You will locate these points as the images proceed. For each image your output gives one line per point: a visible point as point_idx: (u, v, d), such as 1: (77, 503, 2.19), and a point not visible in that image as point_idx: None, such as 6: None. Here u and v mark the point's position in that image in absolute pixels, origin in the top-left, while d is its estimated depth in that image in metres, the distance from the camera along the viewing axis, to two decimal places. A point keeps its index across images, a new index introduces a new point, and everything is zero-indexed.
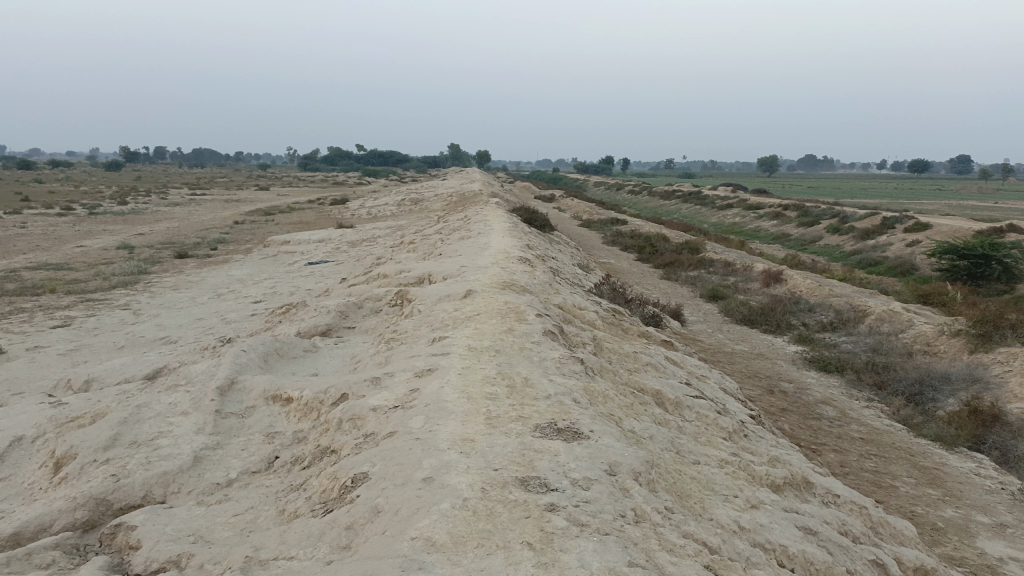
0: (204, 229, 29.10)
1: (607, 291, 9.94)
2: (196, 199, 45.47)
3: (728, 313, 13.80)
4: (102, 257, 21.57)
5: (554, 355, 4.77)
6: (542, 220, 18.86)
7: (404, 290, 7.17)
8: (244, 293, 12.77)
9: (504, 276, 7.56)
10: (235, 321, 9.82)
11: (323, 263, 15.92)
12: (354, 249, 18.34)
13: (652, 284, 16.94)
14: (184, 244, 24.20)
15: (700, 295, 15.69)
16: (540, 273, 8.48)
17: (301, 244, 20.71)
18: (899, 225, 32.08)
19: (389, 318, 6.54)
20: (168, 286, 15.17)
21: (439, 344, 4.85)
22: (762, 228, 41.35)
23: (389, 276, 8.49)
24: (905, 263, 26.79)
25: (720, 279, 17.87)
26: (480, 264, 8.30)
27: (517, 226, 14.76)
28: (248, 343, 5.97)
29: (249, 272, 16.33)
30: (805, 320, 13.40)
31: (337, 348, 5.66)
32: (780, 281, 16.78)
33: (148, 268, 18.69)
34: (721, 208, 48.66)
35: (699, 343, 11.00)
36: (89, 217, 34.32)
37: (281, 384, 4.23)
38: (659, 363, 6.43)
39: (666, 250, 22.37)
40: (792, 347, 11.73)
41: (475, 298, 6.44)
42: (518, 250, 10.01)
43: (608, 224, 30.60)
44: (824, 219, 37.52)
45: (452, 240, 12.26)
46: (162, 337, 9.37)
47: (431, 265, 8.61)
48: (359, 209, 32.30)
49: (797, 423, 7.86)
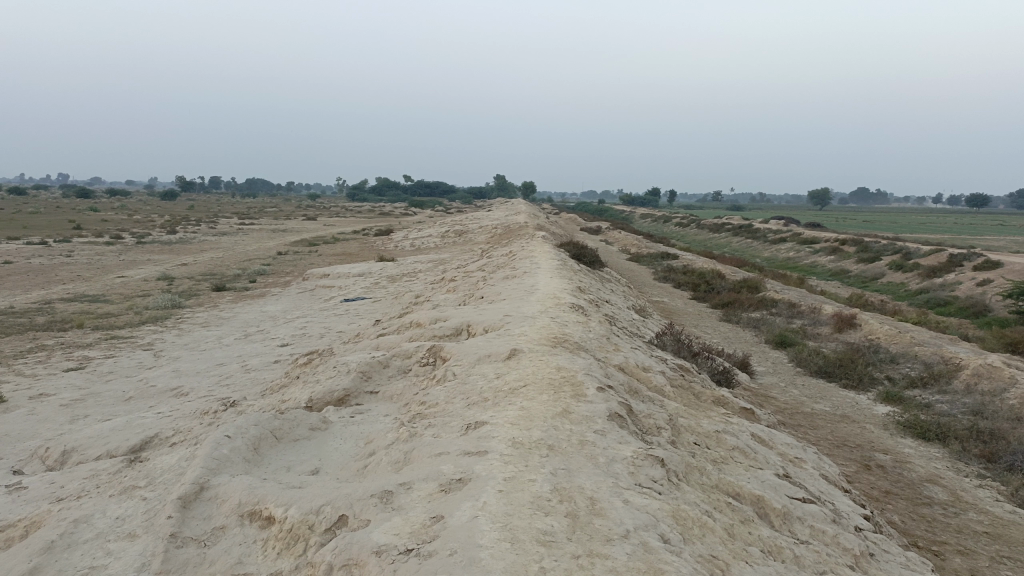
0: (246, 259, 28.70)
1: (670, 341, 8.76)
2: (244, 228, 45.56)
3: (801, 363, 12.43)
4: (140, 288, 21.13)
5: (624, 453, 3.62)
6: (592, 256, 17.80)
7: (438, 346, 6.13)
8: (271, 334, 11.87)
9: (554, 329, 6.49)
10: (254, 369, 8.89)
11: (359, 300, 15.07)
12: (392, 284, 17.47)
13: (710, 327, 15.67)
14: (223, 276, 23.70)
15: (766, 340, 14.38)
16: (595, 324, 7.35)
17: (339, 278, 19.96)
18: (968, 263, 30.17)
19: (418, 383, 5.49)
20: (197, 323, 14.44)
21: (477, 431, 3.76)
22: (819, 263, 39.67)
23: (423, 324, 7.46)
24: (978, 305, 24.99)
25: (785, 322, 16.53)
26: (526, 312, 7.21)
27: (567, 264, 13.72)
28: (247, 416, 4.96)
29: (283, 309, 15.57)
30: (889, 374, 11.99)
31: (353, 425, 4.62)
32: (853, 327, 15.36)
33: (184, 301, 18.12)
34: (774, 241, 47.04)
35: (774, 401, 9.71)
36: (137, 245, 34.36)
37: (262, 493, 3.19)
38: (747, 446, 5.22)
39: (723, 288, 21.03)
40: (880, 407, 10.31)
41: (521, 359, 5.36)
42: (570, 294, 8.94)
43: (659, 259, 29.39)
44: (885, 254, 35.68)
45: (496, 280, 11.21)
46: (174, 388, 8.47)
47: (470, 312, 7.55)
48: (401, 241, 31.61)
49: (907, 512, 6.51)
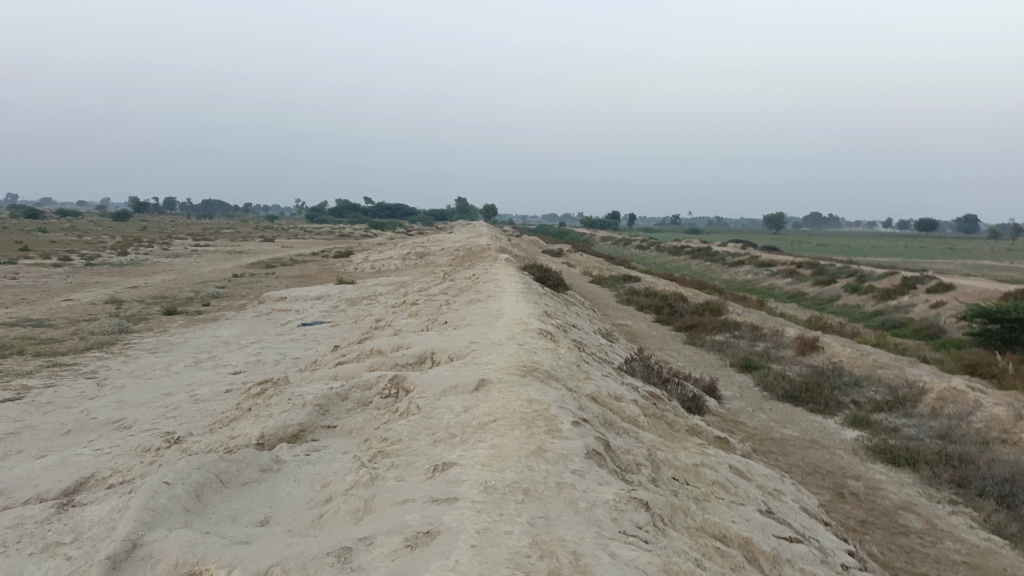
0: (200, 282, 27.91)
1: (639, 367, 8.52)
2: (200, 250, 44.50)
3: (767, 387, 12.31)
4: (88, 312, 20.30)
5: (605, 496, 3.33)
6: (556, 278, 17.60)
7: (400, 376, 5.79)
8: (224, 361, 11.35)
9: (523, 357, 6.20)
10: (205, 400, 8.41)
11: (318, 324, 14.60)
12: (352, 308, 17.03)
13: (676, 350, 15.54)
14: (176, 299, 22.95)
15: (731, 363, 14.29)
16: (565, 351, 7.08)
17: (297, 301, 19.42)
18: (921, 285, 30.75)
19: (380, 417, 5.15)
20: (146, 349, 13.81)
21: (444, 473, 3.44)
22: (776, 285, 40.13)
23: (384, 351, 7.11)
24: (932, 327, 25.40)
25: (749, 345, 16.49)
26: (493, 339, 6.92)
27: (531, 287, 13.47)
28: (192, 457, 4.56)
29: (238, 333, 15.01)
30: (855, 397, 11.92)
31: (309, 466, 4.25)
32: (816, 349, 15.36)
33: (133, 325, 17.41)
34: (733, 264, 47.57)
35: (743, 428, 9.53)
36: (86, 267, 33.27)
37: (203, 551, 2.83)
38: (727, 481, 4.96)
39: (686, 311, 20.98)
40: (848, 432, 10.20)
41: (490, 391, 5.05)
42: (537, 320, 8.66)
43: (621, 281, 29.36)
44: (841, 277, 36.24)
45: (460, 304, 10.89)
46: (116, 421, 7.93)
47: (434, 339, 7.22)
48: (361, 263, 31.10)
49: (885, 544, 6.32)
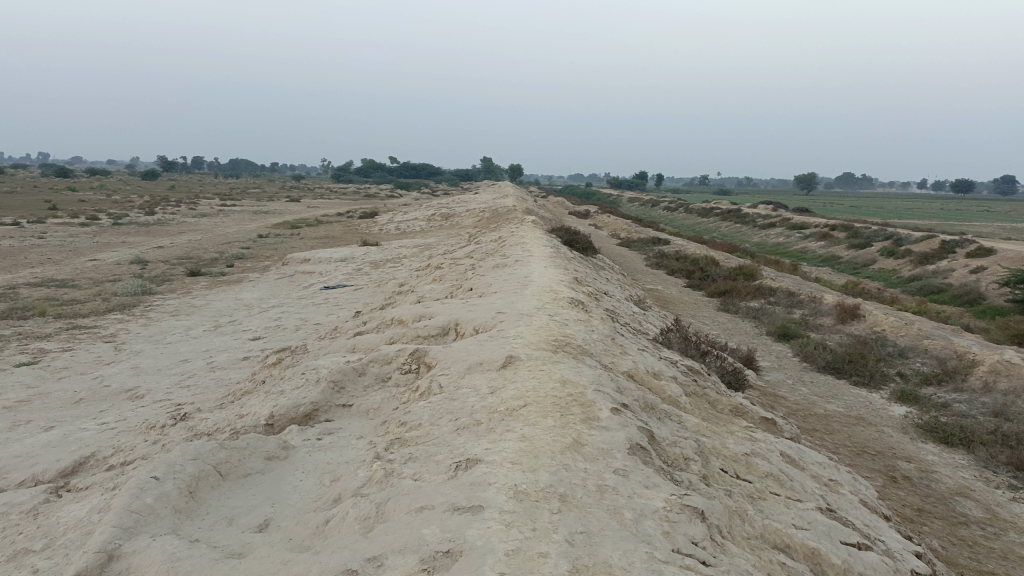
0: (224, 242, 27.70)
1: (676, 338, 8.02)
2: (226, 210, 44.39)
3: (807, 358, 11.75)
4: (112, 273, 20.15)
5: (654, 504, 2.86)
6: (585, 241, 17.04)
7: (421, 350, 5.37)
8: (243, 326, 11.02)
9: (554, 330, 5.73)
10: (221, 368, 8.07)
11: (341, 288, 14.25)
12: (376, 271, 16.64)
13: (709, 317, 14.99)
14: (200, 259, 22.77)
15: (767, 332, 13.71)
16: (598, 322, 6.60)
17: (320, 263, 19.09)
18: (961, 249, 29.71)
19: (398, 397, 4.73)
20: (167, 312, 13.55)
21: (468, 472, 3.00)
22: (809, 248, 39.14)
23: (406, 321, 6.69)
24: (973, 293, 24.51)
25: (785, 312, 15.88)
26: (522, 309, 6.45)
27: (559, 251, 12.97)
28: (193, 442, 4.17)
29: (260, 296, 14.72)
30: (900, 370, 11.34)
31: (319, 454, 3.84)
32: (857, 317, 14.72)
33: (155, 286, 17.20)
34: (764, 226, 46.52)
35: (784, 402, 9.03)
36: (113, 227, 33.27)
37: (186, 568, 2.42)
38: (780, 472, 4.48)
39: (718, 275, 20.33)
40: (895, 408, 9.65)
41: (519, 369, 4.60)
42: (568, 287, 8.19)
43: (650, 244, 28.69)
44: (877, 240, 35.17)
45: (486, 269, 10.42)
46: (129, 390, 7.63)
47: (459, 308, 6.77)
48: (386, 224, 30.72)
49: (945, 535, 5.83)
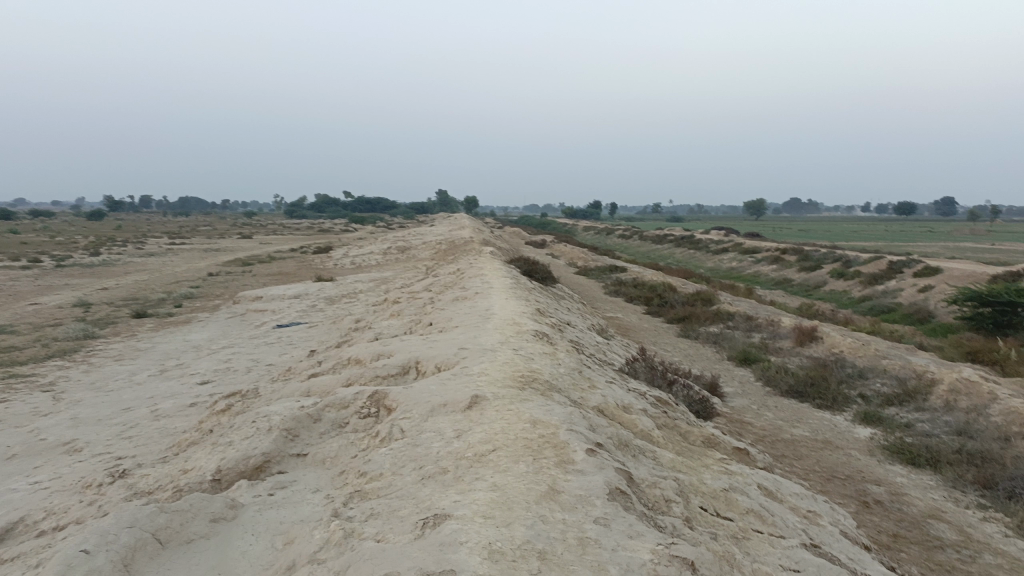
0: (173, 282, 26.92)
1: (642, 368, 7.86)
2: (175, 248, 43.36)
3: (770, 382, 11.70)
4: (53, 317, 19.33)
5: (641, 557, 2.63)
6: (543, 271, 16.91)
7: (381, 392, 5.08)
8: (191, 369, 10.54)
9: (519, 366, 5.51)
10: (167, 416, 7.64)
11: (294, 326, 13.82)
12: (331, 307, 16.24)
13: (670, 344, 14.92)
14: (147, 301, 22.02)
15: (729, 357, 13.67)
16: (563, 355, 6.39)
17: (273, 300, 18.59)
18: (908, 269, 30.41)
19: (357, 444, 4.44)
20: (111, 357, 12.95)
21: (436, 530, 2.73)
22: (762, 272, 39.72)
23: (363, 361, 6.40)
24: (922, 311, 25.00)
25: (745, 336, 15.91)
26: (485, 344, 6.21)
27: (519, 282, 12.78)
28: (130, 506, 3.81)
29: (210, 337, 14.19)
30: (862, 391, 11.35)
31: (271, 513, 3.53)
32: (815, 339, 14.79)
33: (98, 330, 16.51)
34: (717, 251, 47.15)
35: (751, 429, 8.91)
36: (56, 269, 32.14)
37: None
38: (762, 508, 4.29)
39: (676, 301, 20.35)
40: (860, 430, 9.61)
41: (485, 410, 4.35)
42: (530, 319, 7.99)
43: (608, 272, 28.75)
44: (827, 262, 35.84)
45: (445, 302, 10.16)
46: (66, 443, 7.15)
47: (418, 345, 6.51)
48: (341, 259, 30.25)
49: (924, 562, 5.69)
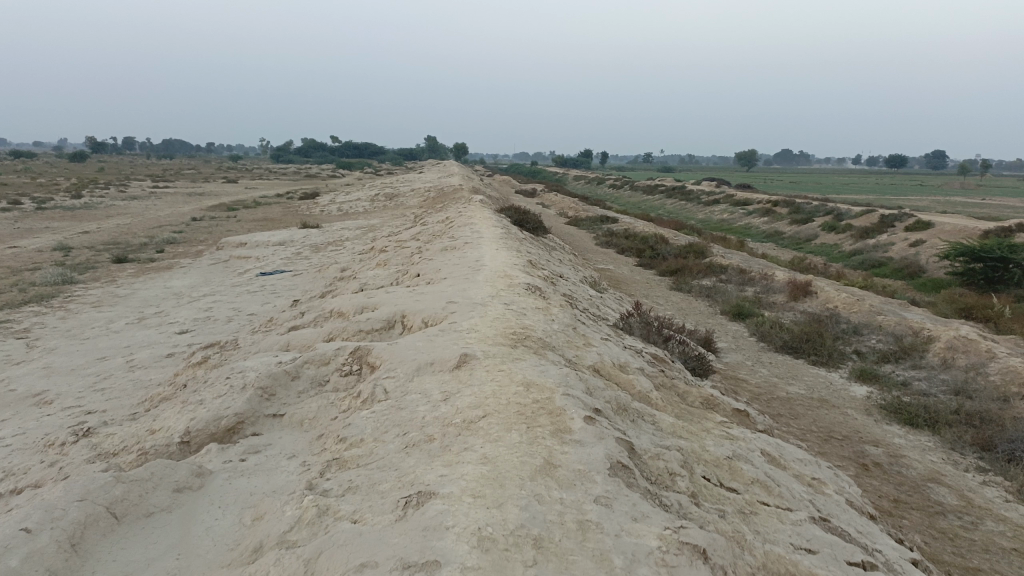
0: (156, 226, 26.33)
1: (637, 323, 7.58)
2: (158, 192, 42.49)
3: (764, 337, 11.50)
4: (31, 261, 18.83)
5: (648, 544, 2.37)
6: (534, 220, 16.52)
7: (364, 348, 4.78)
8: (170, 318, 10.19)
9: (510, 321, 5.21)
10: (142, 367, 7.31)
11: (278, 274, 13.46)
12: (317, 255, 15.85)
13: (662, 297, 14.68)
14: (128, 245, 21.49)
15: (722, 311, 13.45)
16: (557, 310, 6.10)
17: (258, 247, 18.15)
18: (899, 223, 30.21)
19: (337, 405, 4.14)
20: (88, 303, 12.56)
21: (420, 510, 2.45)
22: (753, 224, 39.43)
23: (346, 313, 6.08)
24: (913, 266, 24.87)
25: (737, 290, 15.69)
26: (474, 297, 5.90)
27: (509, 232, 12.42)
28: (88, 473, 3.52)
29: (191, 284, 13.80)
30: (857, 348, 11.16)
31: (242, 482, 3.25)
32: (809, 294, 14.58)
33: (77, 275, 16.04)
34: (708, 203, 46.76)
35: (747, 386, 8.71)
36: (35, 211, 31.42)
37: None
38: (767, 477, 4.05)
39: (668, 253, 20.07)
40: (856, 388, 9.44)
41: (475, 371, 4.06)
42: (522, 271, 7.67)
43: (599, 222, 28.36)
44: (819, 216, 35.57)
45: (433, 252, 9.80)
46: (36, 394, 6.74)
47: (405, 297, 6.19)
48: (327, 206, 29.63)
49: (926, 529, 5.52)
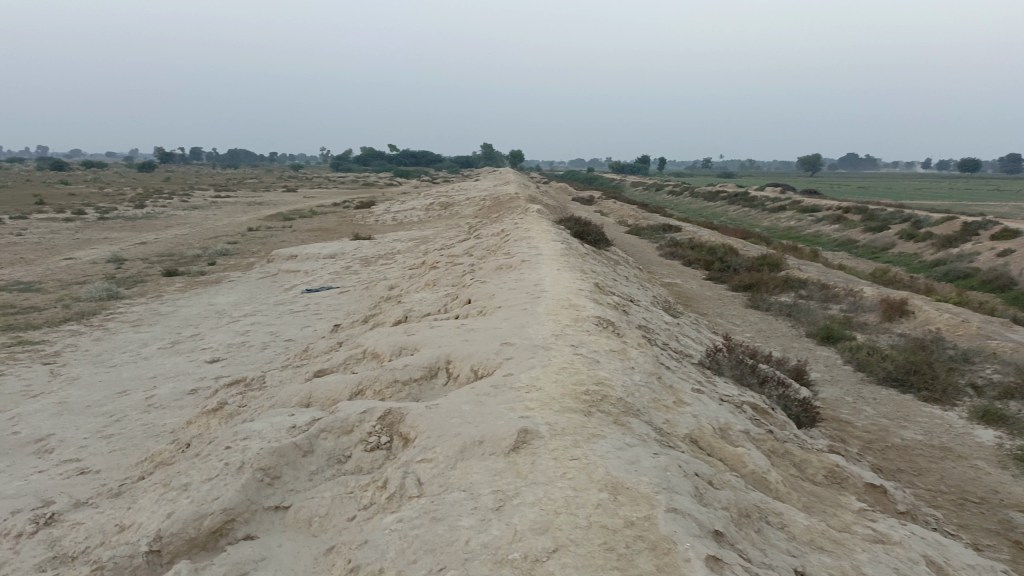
0: (211, 237, 26.11)
1: (726, 361, 6.40)
2: (219, 202, 42.79)
3: (862, 368, 10.13)
4: (83, 274, 18.56)
5: None
6: (596, 231, 15.39)
7: (398, 412, 3.76)
8: (206, 342, 9.42)
9: (583, 376, 4.11)
10: (160, 407, 6.46)
11: (325, 291, 12.66)
12: (367, 269, 15.02)
13: (738, 316, 13.37)
14: (181, 257, 21.14)
15: (808, 333, 12.08)
16: (635, 353, 4.99)
17: (307, 260, 17.48)
18: (985, 231, 28.00)
19: (357, 497, 3.12)
20: (129, 322, 11.96)
21: None
22: (822, 232, 37.41)
23: (380, 355, 5.10)
24: (1005, 278, 22.80)
25: (821, 308, 14.25)
26: (535, 339, 4.85)
27: (571, 246, 11.34)
28: None
29: (234, 302, 13.09)
30: (972, 381, 9.70)
31: None
32: (905, 315, 13.06)
33: (124, 289, 15.58)
34: (773, 209, 44.77)
35: (850, 432, 7.44)
36: (99, 222, 31.67)
37: None
38: None
39: (740, 266, 18.67)
40: (980, 432, 8.04)
41: (540, 459, 2.99)
42: (588, 297, 6.58)
43: (661, 232, 27.03)
44: (895, 222, 33.41)
45: (488, 272, 8.80)
46: (37, 440, 5.90)
47: (451, 336, 5.17)
48: (381, 215, 28.98)
49: None
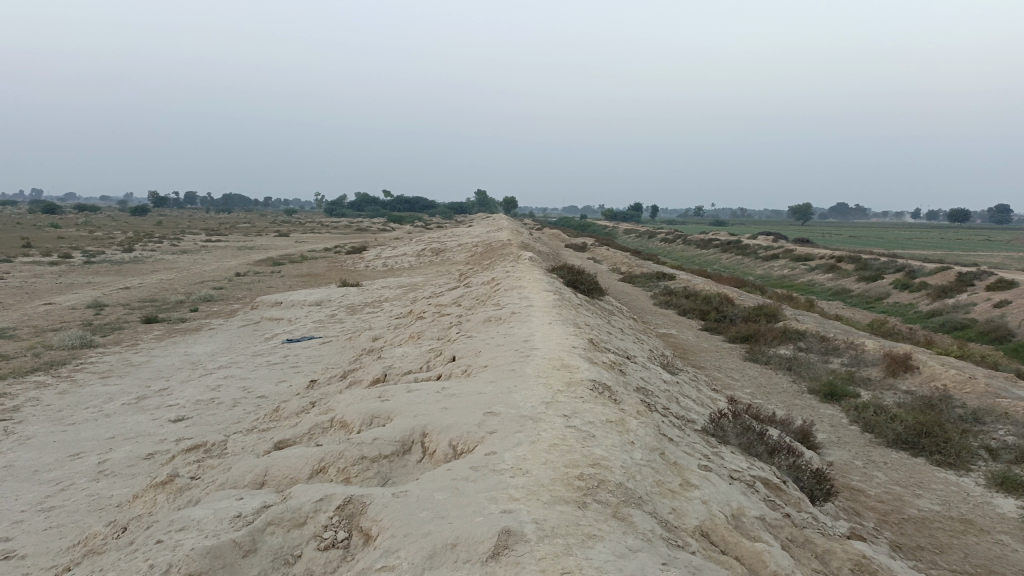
0: (198, 282, 25.60)
1: (732, 427, 5.87)
2: (209, 246, 42.37)
3: (870, 428, 9.60)
4: (60, 320, 17.96)
5: None
6: (589, 280, 14.93)
7: (361, 500, 3.21)
8: (174, 397, 8.82)
9: (578, 457, 3.57)
10: (111, 474, 5.85)
11: (306, 342, 12.09)
12: (352, 318, 14.48)
13: (736, 370, 12.86)
14: (164, 303, 20.58)
15: (810, 389, 11.56)
16: (636, 423, 4.46)
17: (292, 308, 16.94)
18: (981, 282, 27.71)
19: None
20: (100, 373, 11.35)
21: None
22: (816, 281, 37.15)
23: (350, 423, 4.56)
24: (1004, 329, 22.39)
25: (822, 362, 13.77)
26: (522, 408, 4.33)
27: (563, 297, 10.86)
28: None
29: (211, 352, 12.50)
30: (986, 443, 9.17)
31: None
32: (909, 370, 12.57)
33: (99, 337, 14.98)
34: (767, 257, 44.59)
35: (864, 503, 6.88)
36: (84, 265, 31.11)
37: None
38: None
39: (736, 316, 18.22)
40: (1001, 501, 7.47)
41: (523, 571, 2.44)
42: (581, 356, 6.06)
43: (655, 280, 26.66)
44: (889, 272, 33.15)
45: (475, 325, 8.29)
46: None
47: (429, 403, 4.63)
48: (371, 261, 28.56)
49: None
